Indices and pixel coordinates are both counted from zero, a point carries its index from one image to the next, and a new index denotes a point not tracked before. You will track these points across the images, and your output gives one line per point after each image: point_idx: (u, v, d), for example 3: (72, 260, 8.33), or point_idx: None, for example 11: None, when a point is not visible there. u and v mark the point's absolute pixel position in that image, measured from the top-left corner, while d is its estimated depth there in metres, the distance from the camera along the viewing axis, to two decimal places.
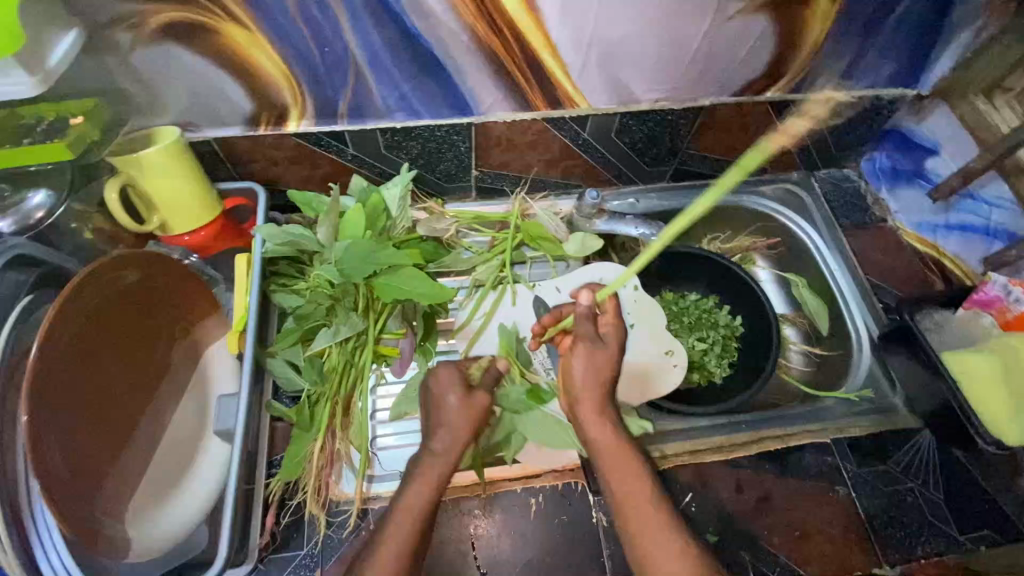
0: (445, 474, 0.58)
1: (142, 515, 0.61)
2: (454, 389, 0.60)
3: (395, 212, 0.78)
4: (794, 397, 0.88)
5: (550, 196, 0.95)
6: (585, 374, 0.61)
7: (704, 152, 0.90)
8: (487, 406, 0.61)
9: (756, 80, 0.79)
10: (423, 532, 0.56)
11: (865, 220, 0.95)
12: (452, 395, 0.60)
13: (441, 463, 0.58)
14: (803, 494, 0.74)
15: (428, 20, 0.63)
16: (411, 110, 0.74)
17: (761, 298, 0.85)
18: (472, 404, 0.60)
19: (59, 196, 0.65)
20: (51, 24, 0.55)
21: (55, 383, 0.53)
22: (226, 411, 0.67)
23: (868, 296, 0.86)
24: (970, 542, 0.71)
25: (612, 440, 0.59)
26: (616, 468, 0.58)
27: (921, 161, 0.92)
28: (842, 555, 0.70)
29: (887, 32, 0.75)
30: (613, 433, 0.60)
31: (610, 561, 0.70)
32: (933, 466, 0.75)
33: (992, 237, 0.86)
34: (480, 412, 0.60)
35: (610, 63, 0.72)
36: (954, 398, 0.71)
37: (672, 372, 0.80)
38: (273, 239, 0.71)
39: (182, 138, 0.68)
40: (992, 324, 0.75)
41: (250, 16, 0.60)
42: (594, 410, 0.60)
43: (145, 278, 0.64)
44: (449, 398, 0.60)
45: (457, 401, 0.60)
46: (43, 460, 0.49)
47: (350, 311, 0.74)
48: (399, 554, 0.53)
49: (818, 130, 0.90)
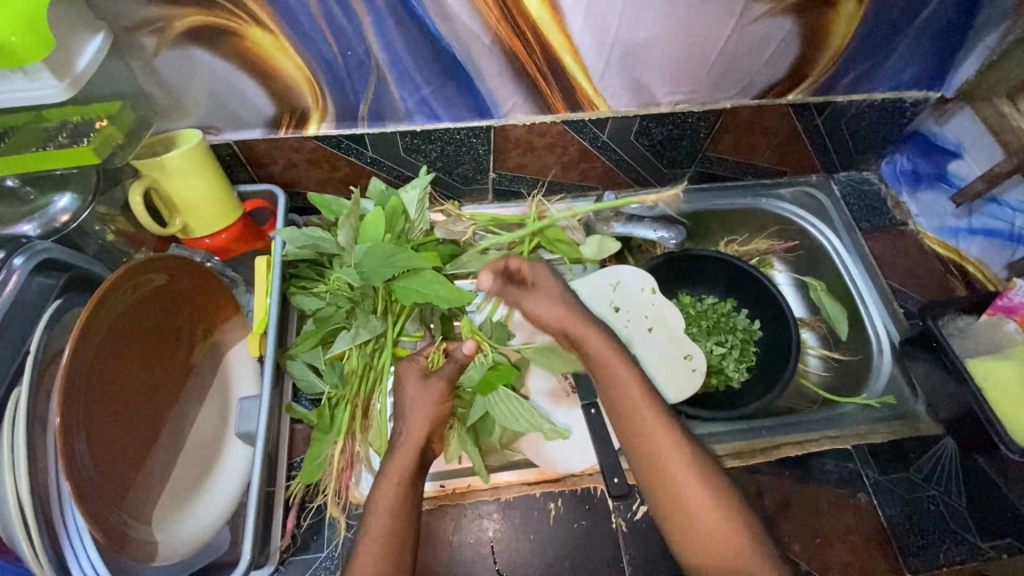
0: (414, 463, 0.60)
1: (168, 517, 0.62)
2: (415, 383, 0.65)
3: (413, 214, 0.78)
4: (811, 402, 0.88)
5: (567, 198, 0.94)
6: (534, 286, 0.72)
7: (723, 154, 0.90)
8: (445, 391, 0.64)
9: (777, 82, 0.78)
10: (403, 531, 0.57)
11: (885, 223, 0.95)
12: (411, 384, 0.65)
13: (403, 451, 0.61)
14: (825, 502, 0.73)
15: (452, 23, 0.63)
16: (431, 114, 0.74)
17: (780, 302, 0.85)
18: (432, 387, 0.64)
19: (84, 199, 0.65)
20: (79, 28, 0.55)
21: (86, 386, 0.53)
22: (249, 413, 0.67)
23: (889, 300, 0.86)
24: (993, 550, 0.70)
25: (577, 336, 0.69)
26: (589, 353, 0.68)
27: (943, 165, 0.91)
28: (863, 562, 0.70)
29: (911, 34, 0.75)
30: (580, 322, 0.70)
31: (630, 566, 0.70)
32: (955, 474, 0.75)
33: (1017, 242, 0.83)
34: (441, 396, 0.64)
35: (631, 66, 0.72)
36: (978, 406, 0.69)
37: (691, 376, 0.79)
38: (295, 242, 0.71)
39: (204, 142, 0.68)
40: (1016, 330, 0.74)
41: (275, 20, 0.60)
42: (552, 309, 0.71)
43: (169, 282, 0.64)
44: (408, 388, 0.65)
45: (414, 389, 0.65)
46: (77, 464, 0.50)
47: (370, 313, 0.74)
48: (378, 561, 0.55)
49: (838, 132, 0.89)
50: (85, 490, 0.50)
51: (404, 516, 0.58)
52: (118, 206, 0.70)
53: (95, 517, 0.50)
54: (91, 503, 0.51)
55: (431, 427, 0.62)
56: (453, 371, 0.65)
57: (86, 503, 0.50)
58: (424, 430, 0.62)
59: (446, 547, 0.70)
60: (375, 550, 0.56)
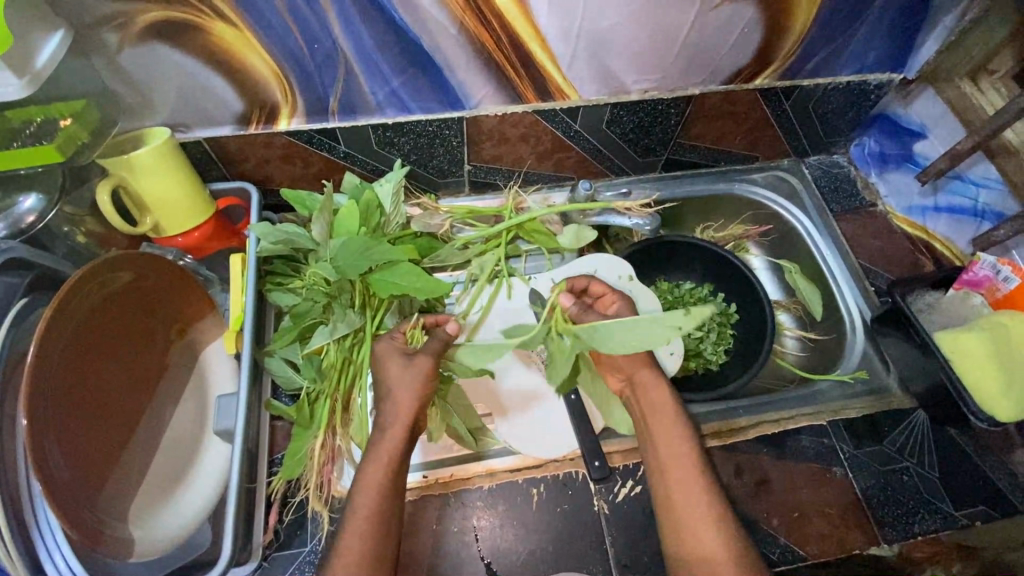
0: (396, 448, 0.60)
1: (148, 514, 0.62)
2: (397, 361, 0.64)
3: (388, 207, 0.78)
4: (789, 381, 0.89)
5: (543, 188, 0.95)
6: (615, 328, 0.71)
7: (694, 141, 0.91)
8: (430, 368, 0.63)
9: (745, 66, 0.79)
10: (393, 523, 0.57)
11: (854, 205, 0.97)
12: (393, 360, 0.64)
13: (401, 435, 0.60)
14: (803, 477, 0.75)
15: (417, 13, 0.63)
16: (402, 106, 0.74)
17: (754, 283, 0.86)
18: (411, 369, 0.63)
19: (50, 199, 0.65)
20: (38, 25, 0.55)
21: (56, 384, 0.53)
22: (226, 411, 0.67)
23: (861, 279, 0.88)
24: (965, 518, 0.72)
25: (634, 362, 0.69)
26: (641, 386, 0.68)
27: (909, 145, 0.93)
28: (841, 535, 0.71)
29: (871, 18, 0.76)
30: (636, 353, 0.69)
31: (613, 548, 0.71)
32: (928, 445, 0.77)
33: (981, 218, 0.86)
34: (426, 371, 0.63)
35: (599, 54, 0.72)
36: (947, 377, 0.71)
37: (668, 359, 0.81)
38: (268, 237, 0.70)
39: (171, 139, 0.68)
40: (982, 303, 0.77)
41: (239, 13, 0.60)
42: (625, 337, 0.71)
43: (138, 279, 0.64)
44: (391, 365, 0.64)
45: (398, 369, 0.63)
46: (48, 465, 0.50)
47: (347, 308, 0.73)
48: (364, 557, 0.54)
49: (805, 114, 0.90)
50: (58, 490, 0.50)
51: (391, 503, 0.57)
52: (86, 206, 0.69)
53: (67, 515, 0.50)
54: (65, 501, 0.51)
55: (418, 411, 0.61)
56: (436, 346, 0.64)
57: (58, 502, 0.50)
58: (409, 414, 0.61)
59: (431, 537, 0.70)
60: (362, 528, 0.55)
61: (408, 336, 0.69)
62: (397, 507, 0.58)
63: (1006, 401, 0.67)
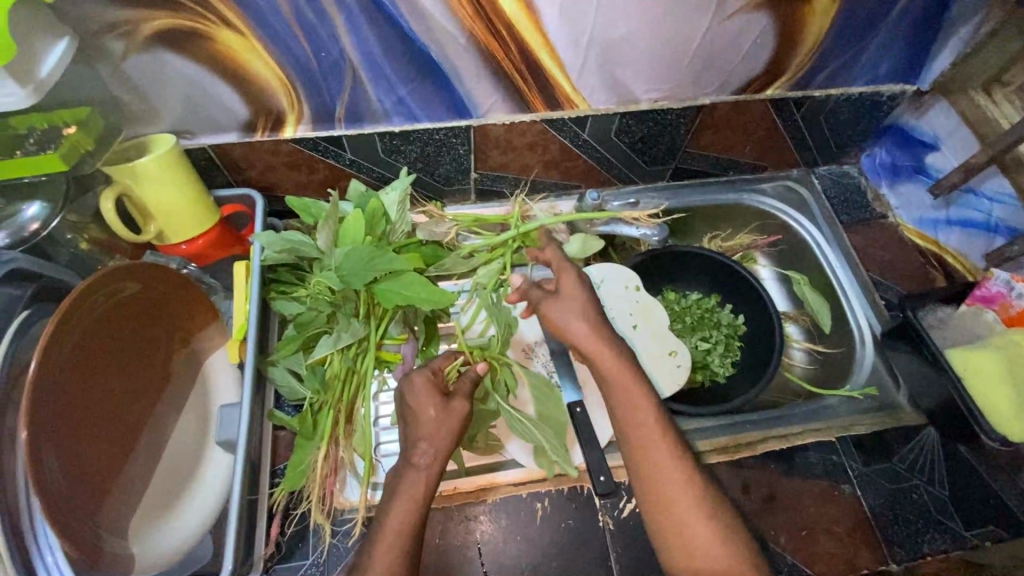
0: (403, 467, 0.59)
1: (147, 526, 0.61)
2: (432, 403, 0.62)
3: (394, 216, 0.77)
4: (796, 395, 0.88)
5: (550, 196, 0.95)
6: (565, 315, 0.67)
7: (703, 150, 0.89)
8: (465, 413, 0.63)
9: (756, 77, 0.78)
10: (404, 550, 0.56)
11: (865, 216, 0.97)
12: (429, 403, 0.63)
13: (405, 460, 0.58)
14: (810, 495, 0.74)
15: (426, 22, 0.62)
16: (409, 114, 0.74)
17: (763, 297, 0.84)
18: (449, 413, 0.62)
19: (53, 207, 0.65)
20: (43, 33, 0.54)
21: (57, 397, 0.53)
22: (228, 421, 0.66)
23: (870, 292, 0.87)
24: (975, 538, 0.71)
25: (585, 332, 0.66)
26: None
27: (920, 157, 0.91)
28: (848, 555, 0.71)
29: (885, 29, 0.75)
30: (585, 328, 0.66)
31: (618, 565, 0.70)
32: (938, 462, 0.76)
33: (994, 231, 0.84)
34: (461, 416, 0.63)
35: (609, 63, 0.71)
36: (956, 391, 0.70)
37: (675, 372, 0.79)
38: (272, 246, 0.69)
39: (175, 146, 0.67)
40: (995, 319, 0.75)
41: (246, 20, 0.59)
42: (578, 313, 0.67)
43: (142, 289, 0.63)
44: (427, 409, 0.62)
45: (435, 412, 0.62)
46: (46, 481, 0.49)
47: (351, 317, 0.72)
48: None
49: (818, 123, 0.89)
50: (57, 504, 0.50)
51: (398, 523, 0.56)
52: (89, 214, 0.70)
53: (65, 532, 0.50)
54: (63, 518, 0.50)
55: (449, 441, 0.61)
56: (470, 389, 0.65)
57: (57, 519, 0.49)
58: (429, 433, 0.61)
59: (433, 551, 0.70)
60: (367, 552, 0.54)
61: (444, 373, 0.68)
62: (406, 523, 0.57)
63: (1019, 422, 0.66)
